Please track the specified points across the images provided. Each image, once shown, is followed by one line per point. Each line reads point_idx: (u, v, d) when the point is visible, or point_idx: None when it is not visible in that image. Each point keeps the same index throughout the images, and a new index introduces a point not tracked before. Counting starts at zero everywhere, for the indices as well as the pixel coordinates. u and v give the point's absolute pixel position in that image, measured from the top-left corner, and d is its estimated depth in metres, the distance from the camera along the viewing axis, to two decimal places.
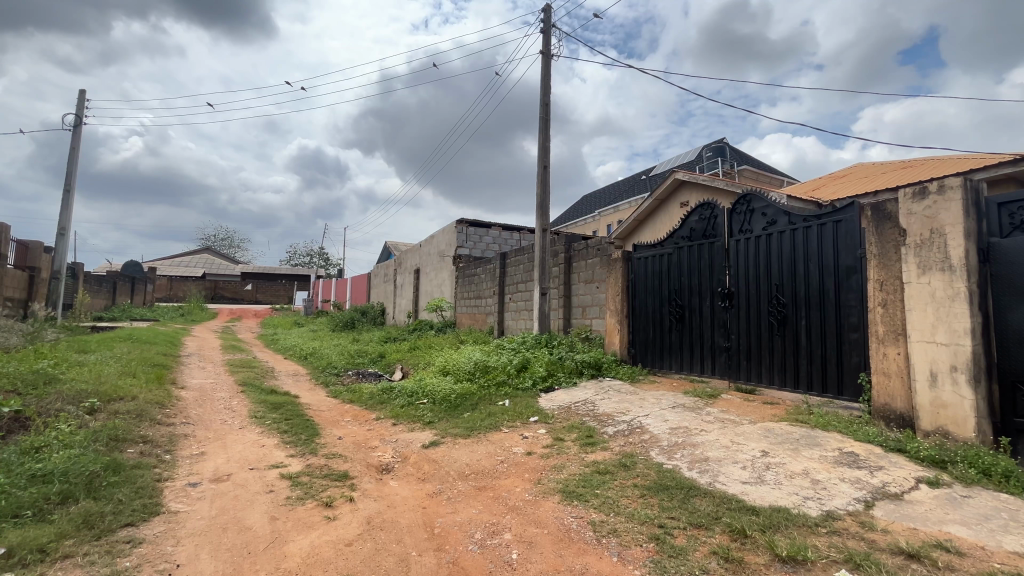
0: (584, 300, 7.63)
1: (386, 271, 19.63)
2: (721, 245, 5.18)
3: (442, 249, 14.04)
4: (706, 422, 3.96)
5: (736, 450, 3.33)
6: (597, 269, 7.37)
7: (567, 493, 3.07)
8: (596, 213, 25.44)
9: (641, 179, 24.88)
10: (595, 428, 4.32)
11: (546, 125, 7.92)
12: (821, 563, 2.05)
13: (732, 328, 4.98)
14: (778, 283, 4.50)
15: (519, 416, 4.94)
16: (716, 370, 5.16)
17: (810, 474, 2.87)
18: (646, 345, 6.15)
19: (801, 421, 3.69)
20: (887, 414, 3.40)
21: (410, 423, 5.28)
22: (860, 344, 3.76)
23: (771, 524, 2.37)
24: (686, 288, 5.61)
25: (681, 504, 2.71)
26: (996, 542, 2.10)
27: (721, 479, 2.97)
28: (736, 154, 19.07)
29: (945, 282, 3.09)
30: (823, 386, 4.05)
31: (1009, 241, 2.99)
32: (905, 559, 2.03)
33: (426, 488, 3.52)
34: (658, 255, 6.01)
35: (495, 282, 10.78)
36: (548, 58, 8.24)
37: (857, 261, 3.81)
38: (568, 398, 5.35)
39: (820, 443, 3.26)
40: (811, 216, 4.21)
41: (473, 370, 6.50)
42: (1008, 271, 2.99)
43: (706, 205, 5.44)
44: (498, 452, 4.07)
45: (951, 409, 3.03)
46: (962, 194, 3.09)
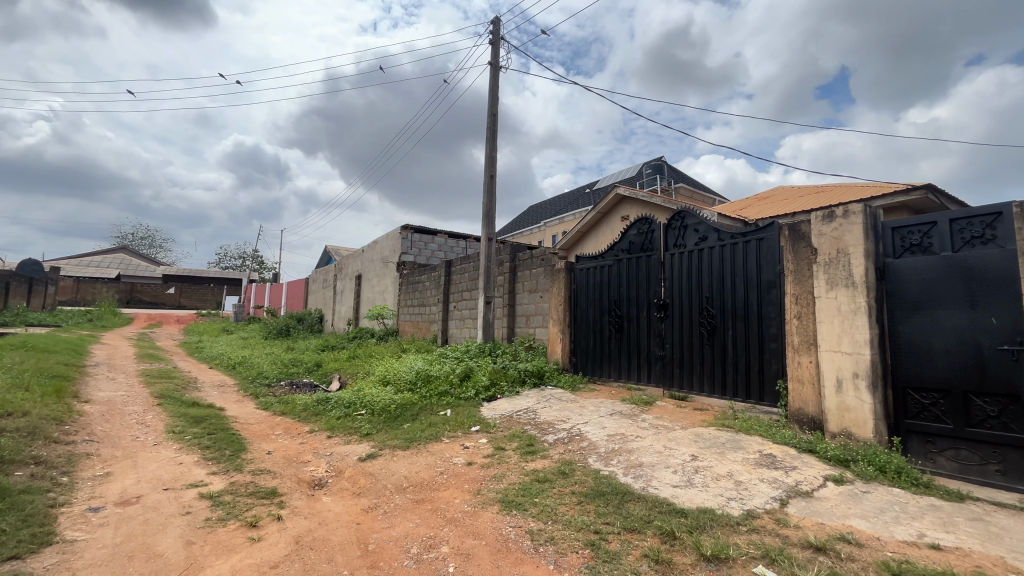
0: (528, 309, 7.73)
1: (326, 276, 18.88)
2: (657, 259, 5.42)
3: (386, 255, 13.72)
4: (641, 428, 4.12)
5: (668, 455, 3.48)
6: (540, 279, 7.50)
7: (505, 503, 3.06)
8: (541, 224, 25.91)
9: (585, 192, 25.67)
10: (536, 437, 4.36)
11: (494, 134, 7.97)
12: (741, 560, 2.17)
13: (667, 338, 5.22)
14: (708, 296, 4.77)
15: (460, 426, 4.89)
16: (652, 378, 5.38)
17: (734, 476, 3.05)
18: (587, 353, 6.34)
19: (727, 425, 3.92)
20: (801, 418, 3.68)
21: (347, 435, 5.07)
22: (779, 353, 4.06)
23: (697, 525, 2.49)
24: (625, 299, 5.82)
25: (615, 510, 2.78)
26: (890, 532, 2.33)
27: (654, 484, 3.09)
28: (672, 172, 20.20)
29: (849, 297, 3.42)
30: (747, 393, 4.33)
31: (901, 261, 3.35)
32: (814, 552, 2.19)
33: (361, 503, 3.39)
34: (600, 267, 6.21)
35: (439, 290, 10.68)
36: (496, 69, 8.34)
37: (776, 276, 4.12)
38: (510, 407, 5.37)
39: (743, 446, 3.48)
40: (737, 233, 4.52)
41: (414, 380, 6.37)
42: (900, 289, 3.35)
43: (644, 221, 5.68)
44: (437, 463, 4.00)
45: (854, 412, 3.34)
46: (863, 218, 3.43)
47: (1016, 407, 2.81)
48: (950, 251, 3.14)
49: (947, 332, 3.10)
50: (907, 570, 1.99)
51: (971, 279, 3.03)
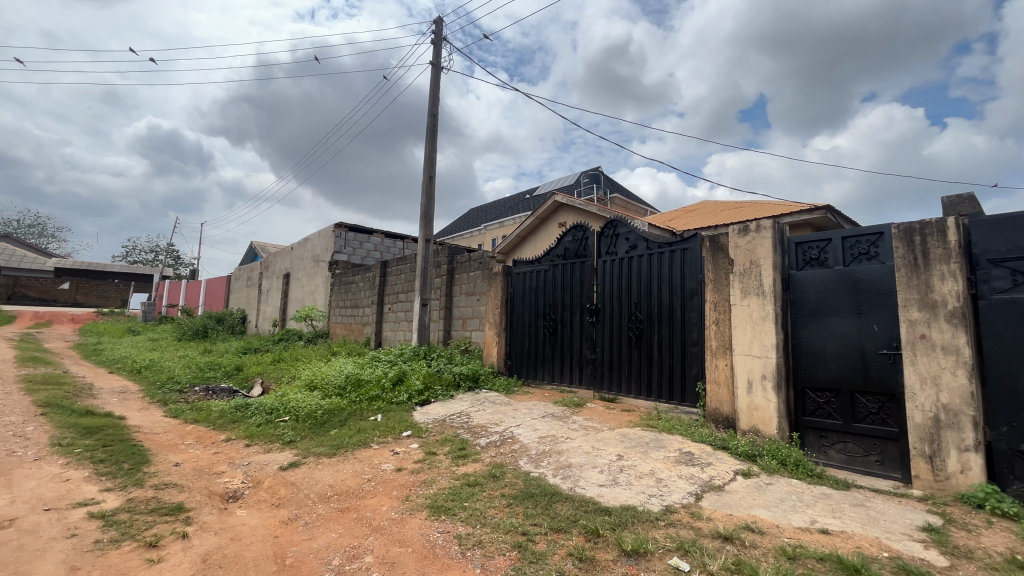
0: (465, 312, 7.70)
1: (250, 274, 17.69)
2: (590, 265, 5.61)
3: (318, 253, 13.11)
4: (571, 429, 4.23)
5: (596, 455, 3.60)
6: (478, 282, 7.49)
7: (434, 509, 3.02)
8: (481, 227, 25.93)
9: (525, 198, 26.05)
10: (468, 441, 4.33)
11: (434, 134, 7.88)
12: (657, 553, 2.28)
13: (598, 342, 5.40)
14: (636, 302, 5.00)
15: (391, 431, 4.76)
16: (583, 381, 5.54)
17: (655, 473, 3.21)
18: (523, 356, 6.43)
19: (651, 425, 4.13)
20: (717, 417, 3.95)
21: (267, 443, 4.77)
22: (699, 357, 4.33)
23: (620, 522, 2.59)
24: (559, 303, 5.97)
25: (543, 511, 2.83)
26: (788, 520, 2.55)
27: (581, 484, 3.17)
28: (608, 182, 21.02)
29: (759, 305, 3.73)
30: (670, 394, 4.57)
31: (803, 273, 3.70)
32: (722, 542, 2.35)
33: (280, 515, 3.20)
34: (536, 271, 6.32)
35: (374, 291, 10.36)
36: (437, 69, 8.26)
37: (698, 284, 4.40)
38: (443, 411, 5.30)
39: (664, 445, 3.67)
40: (663, 243, 4.78)
41: (344, 384, 6.13)
42: (801, 298, 3.69)
43: (579, 228, 5.85)
44: (365, 470, 3.86)
45: (762, 411, 3.64)
46: (772, 233, 3.75)
47: (892, 404, 3.18)
48: (842, 265, 3.51)
49: (839, 338, 3.45)
50: (800, 554, 2.19)
51: (858, 290, 3.40)
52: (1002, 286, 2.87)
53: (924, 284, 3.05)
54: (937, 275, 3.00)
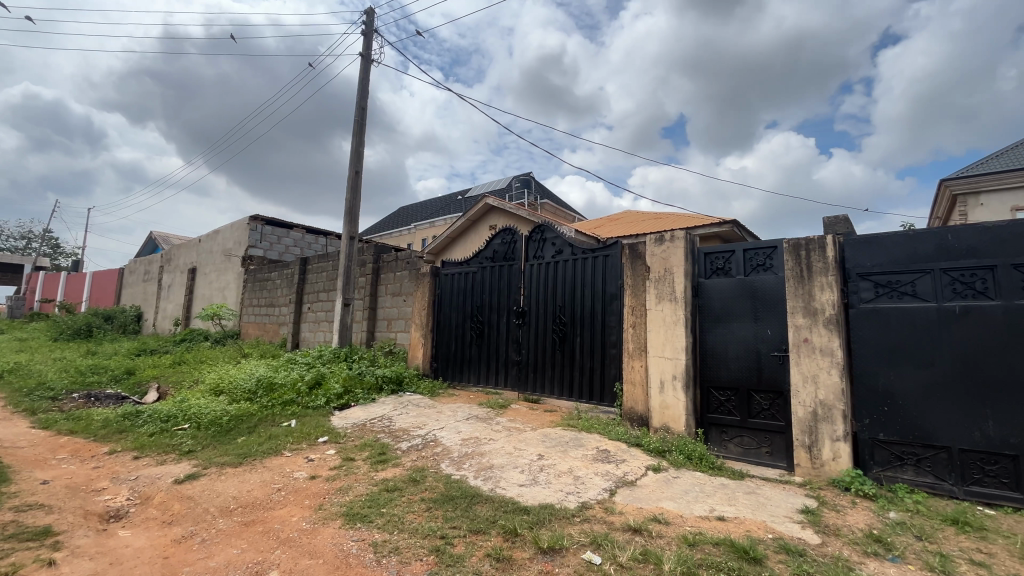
0: (390, 313, 7.50)
1: (148, 268, 15.95)
2: (518, 269, 5.69)
3: (229, 247, 12.12)
4: (494, 431, 4.26)
5: (518, 456, 3.65)
6: (404, 282, 7.32)
7: (350, 516, 2.89)
8: (412, 226, 25.40)
9: (457, 198, 25.89)
10: (389, 445, 4.21)
11: (362, 128, 7.60)
12: (572, 549, 2.36)
13: (524, 344, 5.49)
14: (560, 305, 5.14)
15: (306, 438, 4.50)
16: (508, 382, 5.60)
17: (573, 471, 3.32)
18: (449, 359, 6.38)
19: (571, 425, 4.26)
20: (632, 416, 4.16)
21: (161, 454, 4.31)
22: (617, 359, 4.54)
23: (537, 520, 2.65)
24: (486, 305, 5.99)
25: (463, 513, 2.82)
26: (691, 509, 2.75)
27: (502, 484, 3.20)
28: (539, 188, 21.47)
29: (672, 310, 3.99)
30: (590, 394, 4.75)
31: (710, 281, 4.00)
32: (632, 533, 2.48)
33: (172, 533, 2.90)
34: (464, 273, 6.30)
35: (292, 289, 9.77)
36: (367, 61, 7.97)
37: (617, 290, 4.62)
38: (364, 415, 5.11)
39: (583, 443, 3.81)
40: (587, 249, 4.96)
41: (254, 389, 5.71)
42: (708, 304, 3.99)
43: (508, 231, 5.91)
44: (274, 480, 3.62)
45: (672, 409, 3.89)
46: (684, 243, 4.03)
47: (781, 401, 3.54)
48: (742, 275, 3.84)
49: (738, 341, 3.78)
50: (700, 540, 2.36)
51: (755, 298, 3.75)
52: (868, 296, 3.31)
53: (807, 294, 3.43)
54: (818, 286, 3.39)
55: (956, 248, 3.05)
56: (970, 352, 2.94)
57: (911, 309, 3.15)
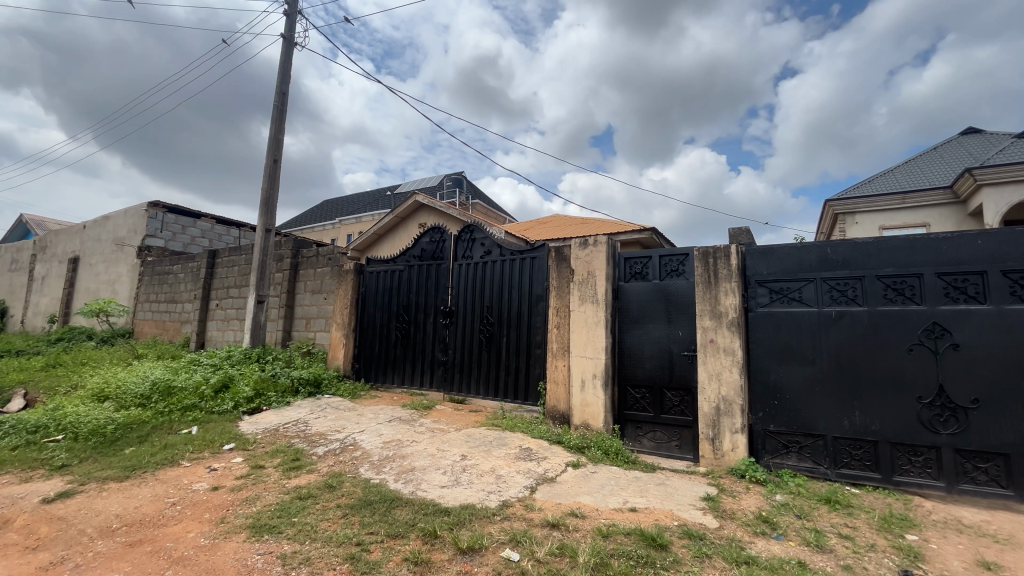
0: (309, 312, 7.11)
1: (16, 256, 13.83)
2: (446, 268, 5.63)
3: (122, 235, 10.85)
4: (417, 433, 4.17)
5: (440, 457, 3.61)
6: (325, 279, 6.97)
7: (256, 528, 2.70)
8: (336, 221, 24.28)
9: (386, 194, 25.16)
10: (303, 450, 3.99)
11: (282, 114, 7.14)
12: (491, 547, 2.37)
13: (450, 344, 5.45)
14: (488, 305, 5.17)
15: (208, 445, 4.13)
16: (433, 383, 5.53)
17: (496, 471, 3.34)
18: (372, 359, 6.17)
19: (496, 424, 4.29)
20: (554, 414, 4.28)
21: (26, 471, 3.74)
22: (542, 358, 4.65)
23: (458, 521, 2.63)
24: (413, 304, 5.86)
25: (381, 518, 2.73)
26: (606, 502, 2.88)
27: (423, 486, 3.15)
28: (470, 188, 21.43)
29: (593, 311, 4.16)
30: (515, 393, 4.82)
31: (629, 285, 4.21)
32: (550, 529, 2.55)
33: (37, 560, 2.53)
34: (390, 271, 6.13)
35: (198, 284, 8.95)
36: (289, 44, 7.50)
37: (543, 291, 4.73)
38: (276, 420, 4.79)
39: (506, 442, 3.85)
40: (516, 251, 5.03)
41: (148, 394, 5.14)
42: (627, 307, 4.20)
43: (437, 230, 5.83)
44: (169, 493, 3.28)
45: (592, 407, 4.04)
46: (606, 248, 4.21)
47: (689, 397, 3.81)
48: (658, 279, 4.09)
49: (653, 341, 4.02)
50: (613, 531, 2.48)
51: (669, 301, 4.00)
52: (763, 301, 3.66)
53: (714, 298, 3.73)
54: (723, 290, 3.70)
55: (835, 259, 3.46)
56: (843, 352, 3.35)
57: (798, 313, 3.53)
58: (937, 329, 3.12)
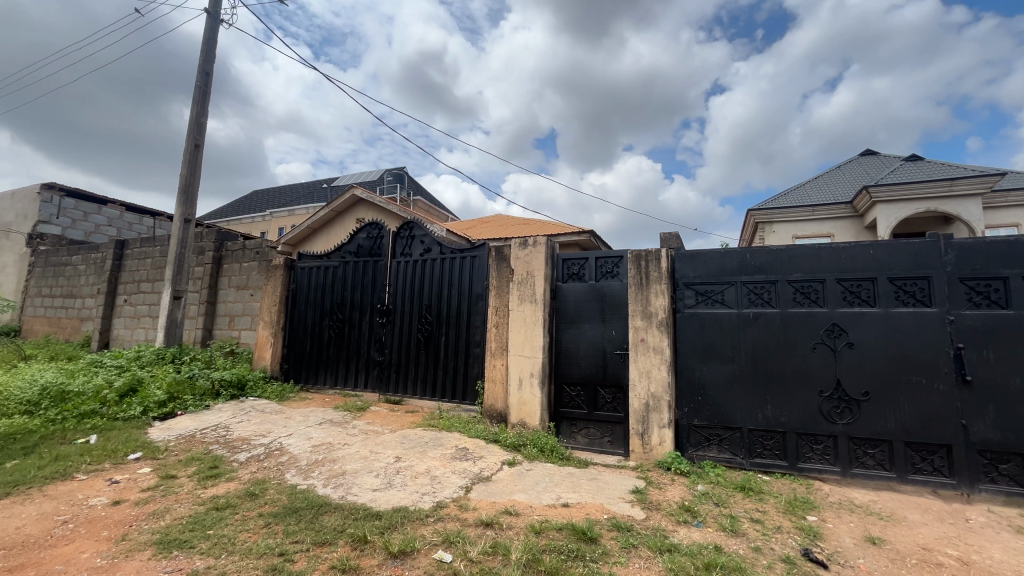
0: (233, 309, 6.66)
1: None
2: (384, 265, 5.47)
3: (8, 220, 9.57)
4: (349, 435, 4.03)
5: (373, 459, 3.50)
6: (252, 274, 6.55)
7: (164, 544, 2.47)
8: (267, 213, 22.91)
9: (322, 186, 24.10)
10: (222, 457, 3.72)
11: (206, 95, 6.61)
12: (424, 550, 2.33)
13: (386, 343, 5.30)
14: (427, 304, 5.08)
15: (110, 455, 3.74)
16: (368, 384, 5.36)
17: (430, 471, 3.30)
18: (302, 359, 5.88)
19: (432, 425, 4.24)
20: (491, 413, 4.29)
21: None
22: (480, 358, 4.65)
23: (389, 524, 2.56)
24: (348, 302, 5.65)
25: (307, 526, 2.61)
26: (540, 499, 2.92)
27: (354, 491, 3.04)
28: (412, 184, 21.00)
29: (532, 311, 4.21)
30: (452, 393, 4.78)
31: (567, 285, 4.30)
32: (484, 528, 2.55)
33: None
34: (324, 267, 5.87)
35: (102, 278, 8.09)
36: (215, 20, 6.96)
37: (483, 290, 4.73)
38: (192, 425, 4.43)
39: (442, 442, 3.81)
40: (456, 249, 4.99)
41: (38, 399, 4.57)
42: (564, 307, 4.29)
43: (374, 225, 5.65)
44: (60, 510, 2.93)
45: (529, 405, 4.10)
46: (545, 248, 4.28)
47: (621, 394, 3.96)
48: (594, 280, 4.21)
49: (588, 340, 4.14)
50: (545, 527, 2.52)
51: (604, 302, 4.14)
52: (690, 303, 3.88)
53: (645, 299, 3.90)
54: (653, 292, 3.88)
55: (753, 264, 3.74)
56: (758, 350, 3.63)
57: (720, 314, 3.77)
58: (836, 329, 3.46)
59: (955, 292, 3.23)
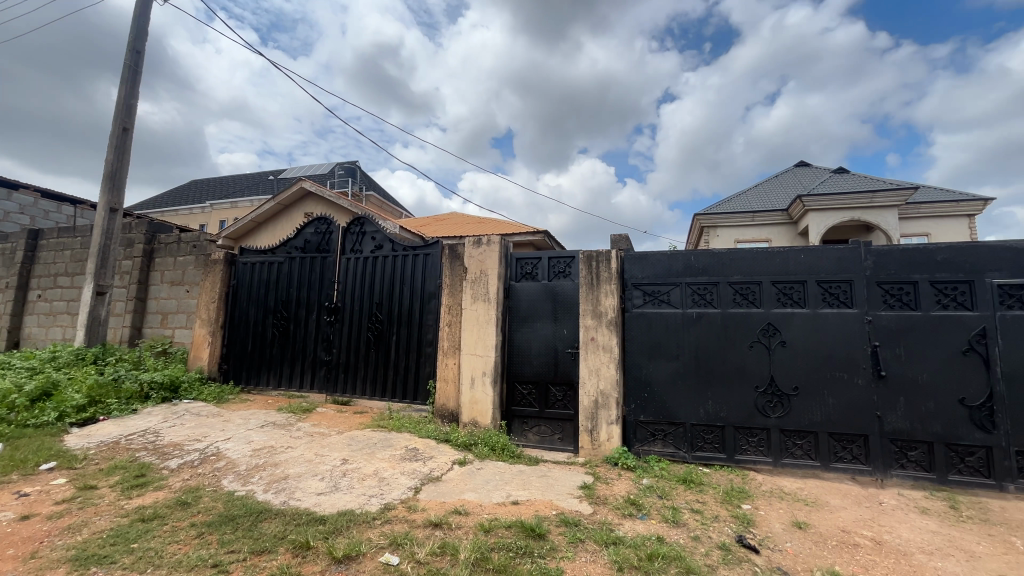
0: (166, 306, 6.23)
1: None
2: (332, 261, 5.29)
3: None
4: (293, 438, 3.87)
5: (318, 462, 3.38)
6: (188, 269, 6.15)
7: (80, 560, 2.28)
8: (207, 204, 21.60)
9: (268, 178, 23.01)
10: (151, 464, 3.47)
11: (137, 75, 6.14)
12: (369, 553, 2.27)
13: (334, 342, 5.13)
14: (377, 302, 4.96)
15: (19, 466, 3.39)
16: (315, 385, 5.16)
17: (379, 473, 3.22)
18: (243, 359, 5.59)
19: (382, 425, 4.15)
20: (443, 413, 4.26)
21: None
22: (432, 357, 4.60)
23: (333, 529, 2.48)
24: (293, 299, 5.42)
25: (244, 534, 2.48)
26: (490, 497, 2.92)
27: (297, 496, 2.92)
28: (365, 179, 20.45)
29: (485, 310, 4.21)
30: (403, 393, 4.69)
31: (520, 284, 4.33)
32: (433, 528, 2.52)
33: None
34: (268, 263, 5.60)
35: (12, 271, 7.33)
36: None
37: (436, 288, 4.68)
38: (117, 431, 4.10)
39: (392, 443, 3.73)
40: (408, 247, 4.90)
41: None
42: (517, 306, 4.31)
43: (323, 220, 5.44)
44: None
45: (481, 404, 4.09)
46: (499, 247, 4.29)
47: (572, 392, 4.03)
48: (547, 280, 4.26)
49: (540, 338, 4.18)
50: (494, 525, 2.53)
51: (556, 301, 4.19)
52: (638, 303, 4.00)
53: (596, 298, 3.99)
54: (604, 292, 3.97)
55: (696, 266, 3.91)
56: (700, 348, 3.80)
57: (666, 314, 3.92)
58: (770, 329, 3.68)
59: (873, 295, 3.52)
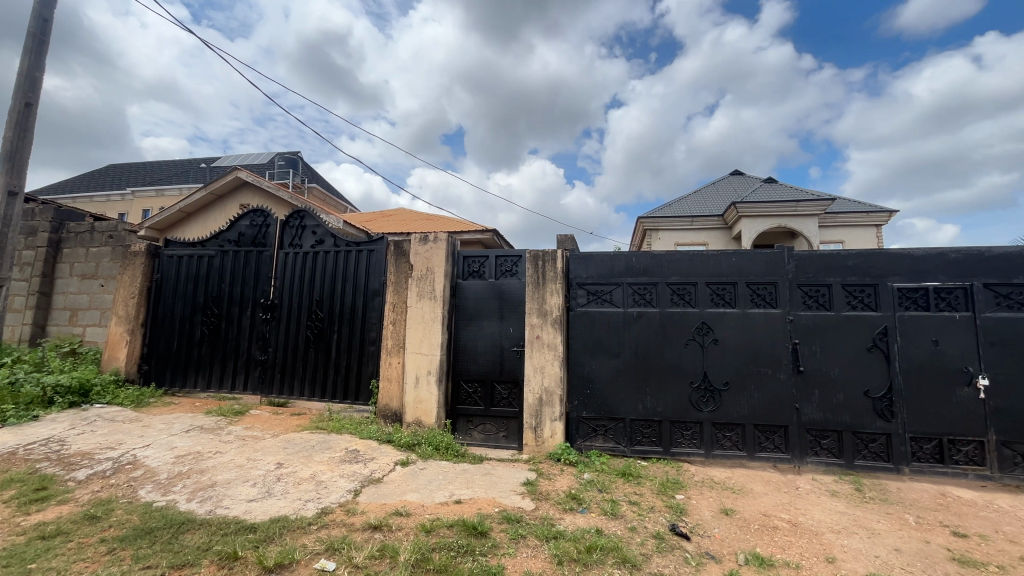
0: (75, 302, 5.67)
1: None
2: (269, 256, 5.02)
3: None
4: (223, 442, 3.64)
5: (250, 468, 3.20)
6: (102, 261, 5.62)
7: None
8: (127, 191, 19.85)
9: (200, 165, 21.49)
10: (54, 476, 3.14)
11: (43, 45, 5.54)
12: (304, 560, 2.18)
13: (270, 341, 4.87)
14: (317, 299, 4.76)
15: None
16: (248, 386, 4.88)
17: (316, 477, 3.10)
18: (167, 359, 5.18)
19: (320, 427, 3.99)
20: (386, 413, 4.16)
21: None
22: (375, 355, 4.48)
23: (265, 537, 2.36)
24: (225, 295, 5.09)
25: (163, 547, 2.30)
26: (432, 497, 2.89)
27: (225, 504, 2.74)
28: (308, 171, 19.59)
29: (431, 308, 4.15)
30: (344, 394, 4.53)
31: (467, 282, 4.30)
32: (372, 531, 2.45)
33: None
34: (197, 256, 5.23)
35: None
36: None
37: (380, 286, 4.56)
38: (13, 441, 3.67)
39: (331, 445, 3.60)
40: (352, 242, 4.74)
41: None
42: (464, 304, 4.29)
43: (259, 212, 5.15)
44: None
45: (425, 403, 4.03)
46: (446, 245, 4.24)
47: (517, 390, 4.07)
48: (494, 278, 4.27)
49: (486, 337, 4.18)
50: (436, 525, 2.50)
51: (502, 299, 4.21)
52: (582, 301, 4.10)
53: (541, 297, 4.04)
54: (549, 291, 4.04)
55: (638, 267, 4.06)
56: (640, 345, 3.95)
57: (609, 313, 4.04)
58: (704, 327, 3.89)
59: (794, 296, 3.80)
